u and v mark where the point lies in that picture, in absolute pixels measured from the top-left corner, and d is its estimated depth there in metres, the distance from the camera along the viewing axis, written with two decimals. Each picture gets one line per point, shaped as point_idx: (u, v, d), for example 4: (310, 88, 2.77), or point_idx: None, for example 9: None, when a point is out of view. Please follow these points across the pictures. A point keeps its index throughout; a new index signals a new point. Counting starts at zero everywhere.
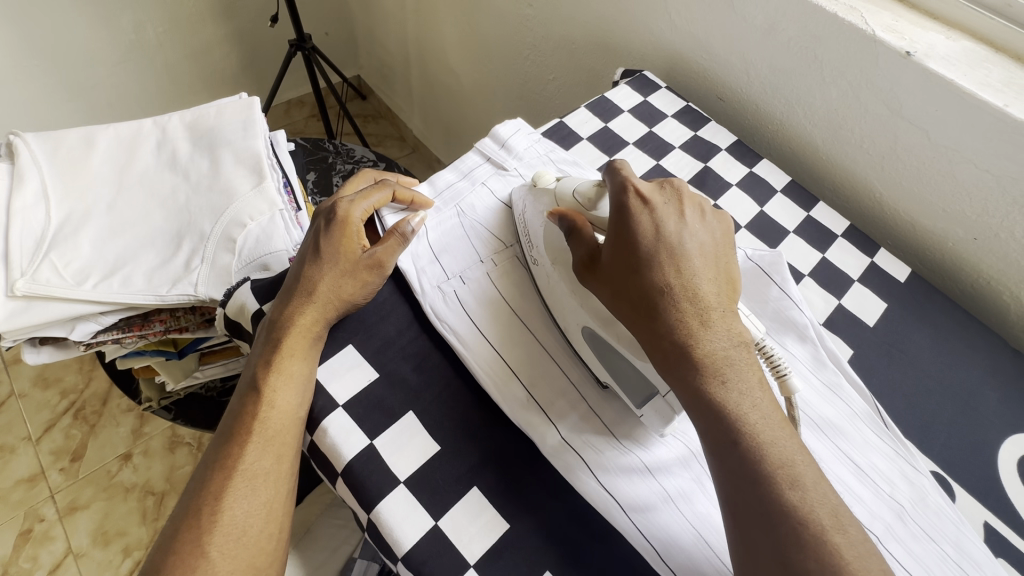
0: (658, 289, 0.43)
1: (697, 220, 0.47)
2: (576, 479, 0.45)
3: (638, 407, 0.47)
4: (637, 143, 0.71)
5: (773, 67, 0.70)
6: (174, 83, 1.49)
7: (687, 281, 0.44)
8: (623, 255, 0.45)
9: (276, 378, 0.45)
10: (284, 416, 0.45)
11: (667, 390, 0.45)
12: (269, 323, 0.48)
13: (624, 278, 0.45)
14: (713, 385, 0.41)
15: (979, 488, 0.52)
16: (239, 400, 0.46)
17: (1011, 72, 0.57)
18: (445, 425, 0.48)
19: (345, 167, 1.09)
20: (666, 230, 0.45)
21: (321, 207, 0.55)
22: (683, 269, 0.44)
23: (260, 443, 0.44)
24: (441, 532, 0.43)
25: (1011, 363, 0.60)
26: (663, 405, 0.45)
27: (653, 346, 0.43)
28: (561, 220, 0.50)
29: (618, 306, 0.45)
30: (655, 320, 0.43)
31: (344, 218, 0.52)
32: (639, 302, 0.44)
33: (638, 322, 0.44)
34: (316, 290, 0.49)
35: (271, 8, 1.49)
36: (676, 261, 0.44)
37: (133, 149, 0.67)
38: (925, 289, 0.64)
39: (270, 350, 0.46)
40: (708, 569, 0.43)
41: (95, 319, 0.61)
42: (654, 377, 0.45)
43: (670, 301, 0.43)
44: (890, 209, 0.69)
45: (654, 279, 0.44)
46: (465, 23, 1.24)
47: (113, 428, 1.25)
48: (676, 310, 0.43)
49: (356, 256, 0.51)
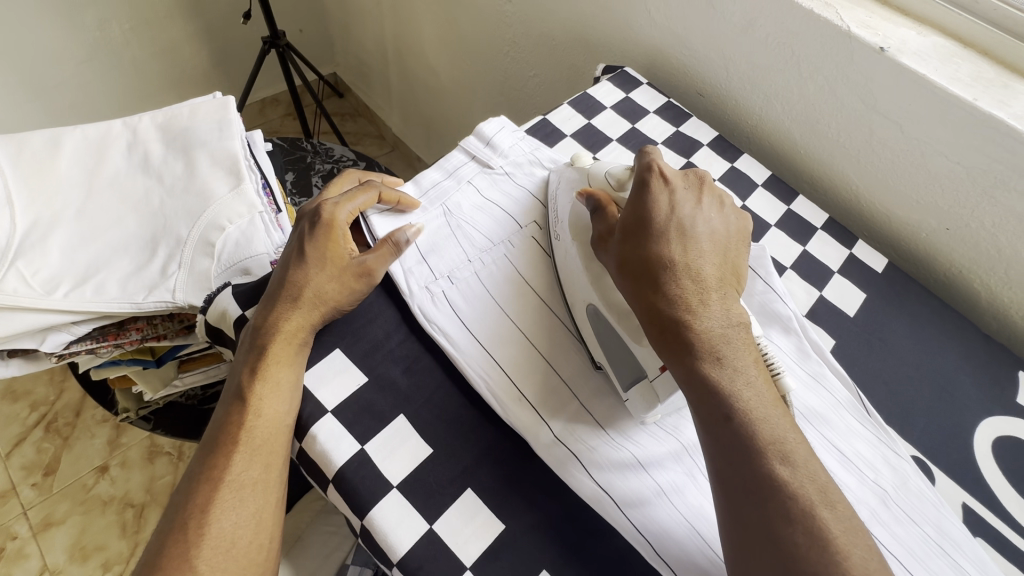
0: (662, 263, 0.45)
1: (714, 212, 0.48)
2: (570, 476, 0.45)
3: (624, 390, 0.48)
4: (620, 140, 0.71)
5: (751, 63, 0.71)
6: (141, 80, 1.43)
7: (697, 260, 0.45)
8: (635, 229, 0.47)
9: (264, 386, 0.44)
10: (270, 425, 0.44)
11: (655, 375, 0.46)
12: (253, 329, 0.47)
13: (631, 250, 0.46)
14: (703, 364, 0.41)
15: (957, 470, 0.53)
16: (224, 408, 0.45)
17: (979, 67, 0.59)
18: (435, 427, 0.47)
19: (324, 166, 1.08)
20: (680, 211, 0.47)
21: (304, 210, 0.54)
22: (690, 248, 0.45)
23: (247, 453, 0.43)
24: (436, 535, 0.43)
25: (986, 348, 0.62)
26: (647, 390, 0.46)
27: (654, 315, 0.44)
28: (588, 200, 0.52)
29: (620, 278, 0.47)
30: (656, 287, 0.44)
31: (331, 221, 0.51)
32: (639, 272, 0.45)
33: (635, 292, 0.45)
34: (303, 294, 0.48)
35: (242, 4, 1.45)
36: (684, 240, 0.46)
37: (102, 152, 0.65)
38: (902, 279, 0.65)
39: (255, 357, 0.45)
40: (704, 562, 0.44)
41: (68, 330, 0.58)
42: (647, 362, 0.46)
43: (671, 275, 0.44)
44: (866, 202, 0.71)
45: (663, 253, 0.45)
46: (444, 19, 1.22)
47: (88, 440, 1.21)
48: (677, 283, 0.44)
49: (342, 261, 0.50)
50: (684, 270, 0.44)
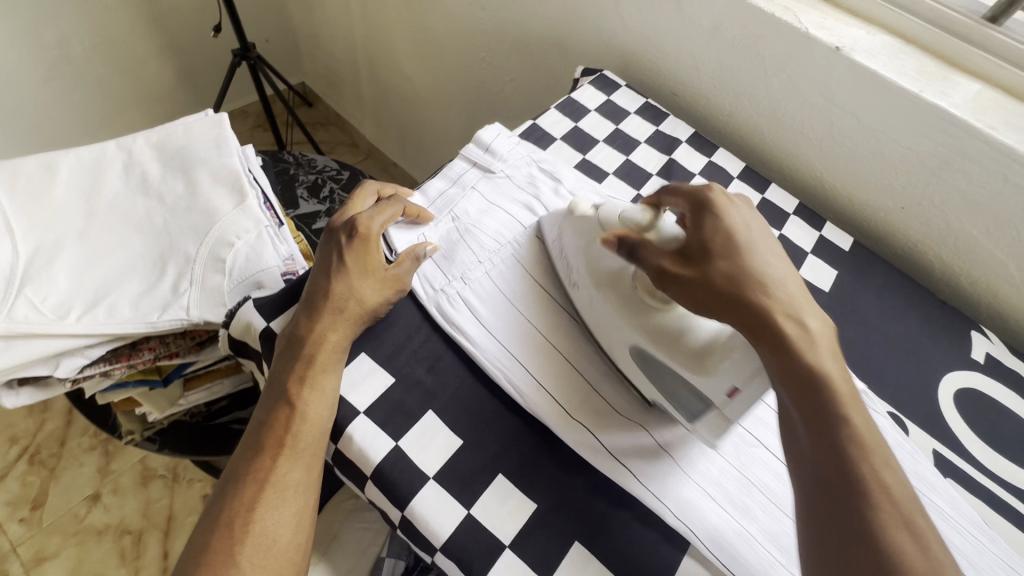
0: (751, 278, 0.44)
1: (752, 213, 0.48)
2: (586, 451, 0.49)
3: (688, 420, 0.49)
4: (606, 140, 0.75)
5: (721, 64, 0.77)
6: (103, 97, 1.39)
7: (777, 270, 0.45)
8: (717, 243, 0.45)
9: (310, 392, 0.47)
10: (314, 430, 0.46)
11: (724, 404, 0.46)
12: (295, 338, 0.49)
13: (716, 272, 0.44)
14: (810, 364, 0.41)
15: (926, 422, 0.60)
16: (267, 412, 0.47)
17: (921, 62, 0.66)
18: (463, 420, 0.50)
19: (308, 178, 1.09)
20: (749, 229, 0.47)
21: (337, 221, 0.56)
22: (768, 263, 0.45)
23: (291, 457, 0.45)
24: (474, 519, 0.46)
25: (943, 312, 0.69)
26: (717, 419, 0.47)
27: (756, 327, 0.42)
28: (619, 243, 0.50)
29: (705, 301, 0.44)
30: (753, 301, 0.43)
31: (368, 234, 0.54)
32: (732, 290, 0.44)
33: (732, 311, 0.43)
34: (343, 304, 0.50)
35: (207, 17, 1.43)
36: (761, 255, 0.46)
37: (99, 175, 0.65)
38: (866, 256, 0.72)
39: (300, 365, 0.47)
40: (720, 522, 0.47)
41: (82, 353, 0.58)
42: (710, 393, 0.46)
43: (762, 290, 0.43)
44: (831, 188, 0.77)
45: (750, 265, 0.44)
46: (417, 27, 1.24)
47: (76, 470, 1.18)
48: (768, 296, 0.43)
49: (375, 271, 0.53)
50: (772, 278, 0.44)
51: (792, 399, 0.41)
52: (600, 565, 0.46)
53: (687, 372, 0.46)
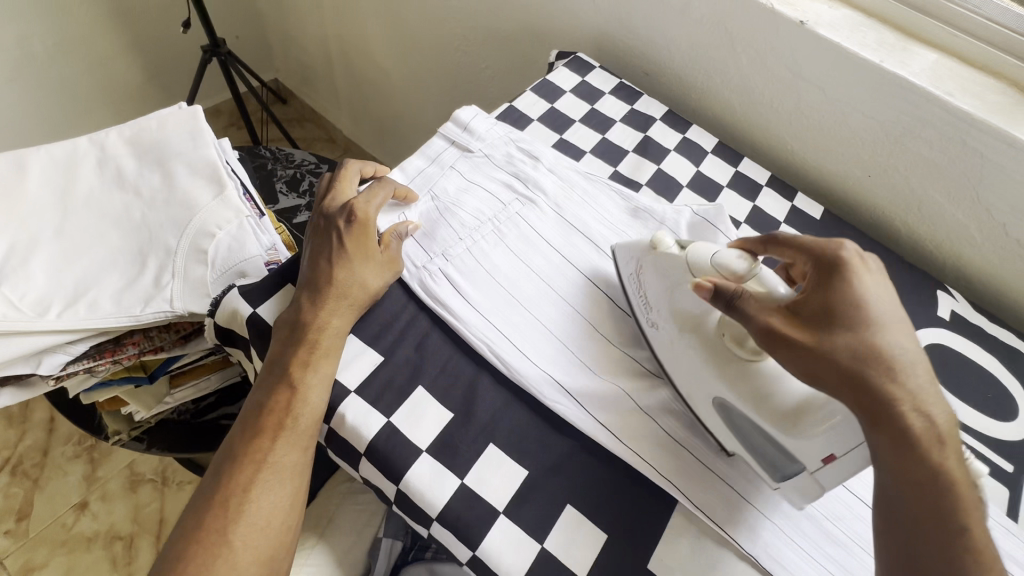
0: (875, 354, 0.39)
1: (886, 281, 0.43)
2: (569, 414, 0.51)
3: (774, 480, 0.47)
4: (582, 120, 0.76)
5: (691, 42, 0.78)
6: (69, 99, 1.36)
7: (907, 346, 0.40)
8: (843, 316, 0.41)
9: (312, 377, 0.48)
10: (313, 414, 0.47)
11: (816, 467, 0.42)
12: (296, 322, 0.50)
13: (831, 340, 0.40)
14: (938, 459, 0.38)
15: None
16: (264, 394, 0.48)
17: (881, 34, 0.68)
18: (452, 394, 0.51)
19: (286, 172, 1.08)
20: (876, 297, 0.42)
21: (333, 208, 0.57)
22: (896, 336, 0.40)
23: (289, 440, 0.47)
24: (468, 488, 0.47)
25: (910, 273, 0.71)
26: (808, 481, 0.44)
27: (888, 416, 0.38)
28: (718, 291, 0.44)
29: (816, 377, 0.40)
30: (885, 387, 0.38)
31: (365, 220, 0.55)
32: (848, 369, 0.39)
33: (857, 396, 0.39)
34: (344, 291, 0.52)
35: (173, 13, 1.41)
36: (889, 328, 0.40)
37: (72, 171, 0.64)
38: (837, 223, 0.75)
39: (302, 349, 0.49)
40: (696, 472, 0.50)
41: (64, 350, 0.57)
42: (801, 456, 0.43)
43: (883, 373, 0.39)
44: (802, 160, 0.79)
45: (879, 342, 0.40)
46: (389, 17, 1.24)
47: (61, 479, 1.16)
48: (893, 378, 0.39)
49: (374, 257, 0.54)
50: (904, 362, 0.39)
51: (895, 469, 0.38)
52: (594, 526, 0.47)
53: (774, 429, 0.43)
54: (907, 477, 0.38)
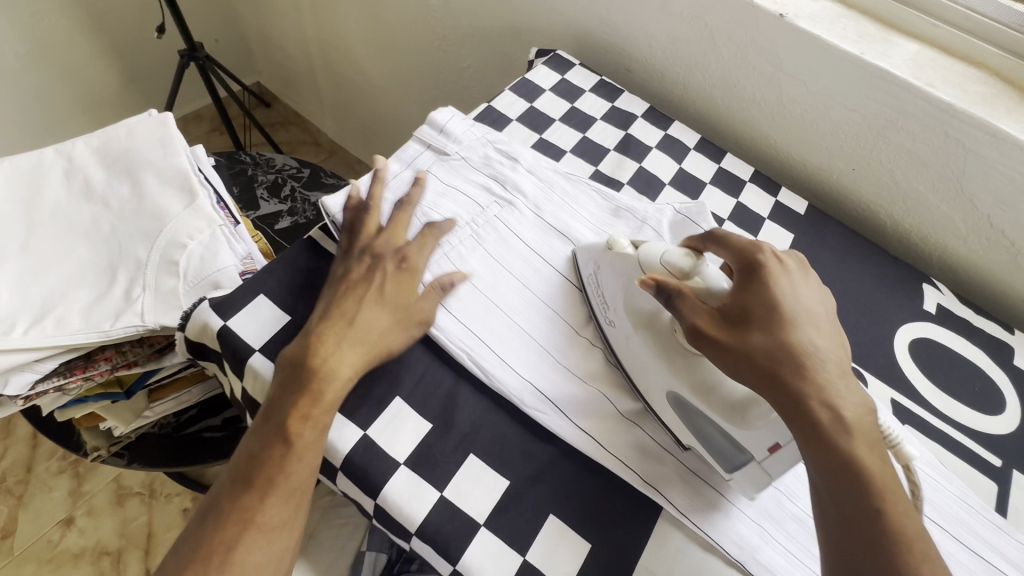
0: (797, 348, 0.39)
1: (808, 282, 0.44)
2: (551, 422, 0.50)
3: (727, 471, 0.47)
4: (562, 119, 0.75)
5: (671, 37, 0.77)
6: (45, 108, 1.33)
7: (821, 345, 0.40)
8: (759, 314, 0.41)
9: (312, 430, 0.44)
10: (308, 469, 0.44)
11: (763, 456, 0.42)
12: (299, 366, 0.46)
13: (754, 335, 0.41)
14: (854, 451, 0.36)
15: (884, 372, 0.62)
16: (257, 442, 0.45)
17: (862, 25, 0.68)
18: (431, 404, 0.50)
19: (267, 178, 1.07)
20: (800, 296, 0.42)
21: (366, 248, 0.54)
22: (814, 331, 0.41)
23: (281, 497, 0.43)
24: (447, 501, 0.46)
25: (894, 267, 0.71)
26: (756, 471, 0.44)
27: (797, 409, 0.38)
28: (660, 290, 0.46)
29: (740, 371, 0.41)
30: (795, 382, 0.38)
31: (412, 268, 0.53)
32: (766, 363, 0.39)
33: (771, 389, 0.39)
34: (358, 335, 0.49)
35: (150, 17, 1.39)
36: (807, 324, 0.41)
37: (39, 183, 0.63)
38: (821, 218, 0.74)
39: (303, 398, 0.45)
40: (681, 478, 0.49)
41: (32, 368, 0.55)
42: (747, 444, 0.43)
43: (803, 365, 0.39)
44: (785, 154, 0.79)
45: (795, 338, 0.40)
46: (369, 18, 1.22)
47: (45, 495, 1.14)
48: (812, 371, 0.39)
49: (408, 306, 0.52)
50: (815, 358, 0.39)
51: (814, 456, 0.37)
52: (576, 535, 0.46)
53: (722, 421, 0.44)
54: (828, 468, 0.36)
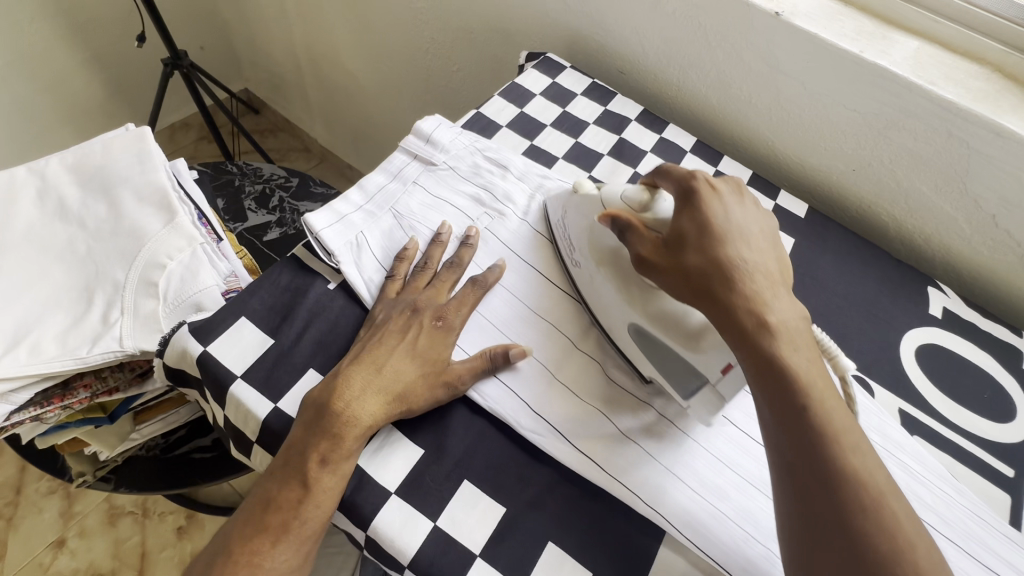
0: (731, 264, 0.42)
1: (740, 202, 0.47)
2: (551, 446, 0.48)
3: (683, 398, 0.48)
4: (554, 124, 0.73)
5: (664, 38, 0.75)
6: (27, 121, 1.31)
7: (751, 258, 0.43)
8: (694, 234, 0.44)
9: (331, 478, 0.43)
10: (320, 521, 0.42)
11: (717, 378, 0.45)
12: (323, 410, 0.44)
13: (694, 256, 0.44)
14: (778, 350, 0.39)
15: (890, 379, 0.60)
16: (271, 482, 0.43)
17: (860, 23, 0.66)
18: (423, 429, 0.48)
19: (254, 188, 1.04)
20: (734, 215, 0.45)
21: (404, 298, 0.52)
22: (746, 247, 0.44)
23: (290, 544, 0.42)
24: (441, 531, 0.44)
25: (898, 269, 0.69)
26: (710, 395, 0.46)
27: (729, 320, 0.41)
28: (614, 222, 0.49)
29: (684, 291, 0.44)
30: (725, 293, 0.42)
31: (450, 327, 0.51)
32: (701, 279, 0.43)
33: (703, 301, 0.43)
34: (382, 382, 0.46)
35: (132, 26, 1.36)
36: (740, 239, 0.44)
37: (12, 204, 0.60)
38: (822, 221, 0.72)
39: (324, 444, 0.43)
40: (693, 506, 0.46)
41: (6, 400, 0.53)
42: (701, 367, 0.46)
43: (736, 279, 0.42)
44: (783, 156, 0.77)
45: (727, 254, 0.43)
46: (356, 22, 1.19)
47: (36, 517, 1.12)
48: (745, 284, 0.42)
49: (438, 361, 0.49)
50: (746, 270, 0.42)
51: (769, 400, 0.38)
52: (576, 563, 0.44)
53: (681, 349, 0.47)
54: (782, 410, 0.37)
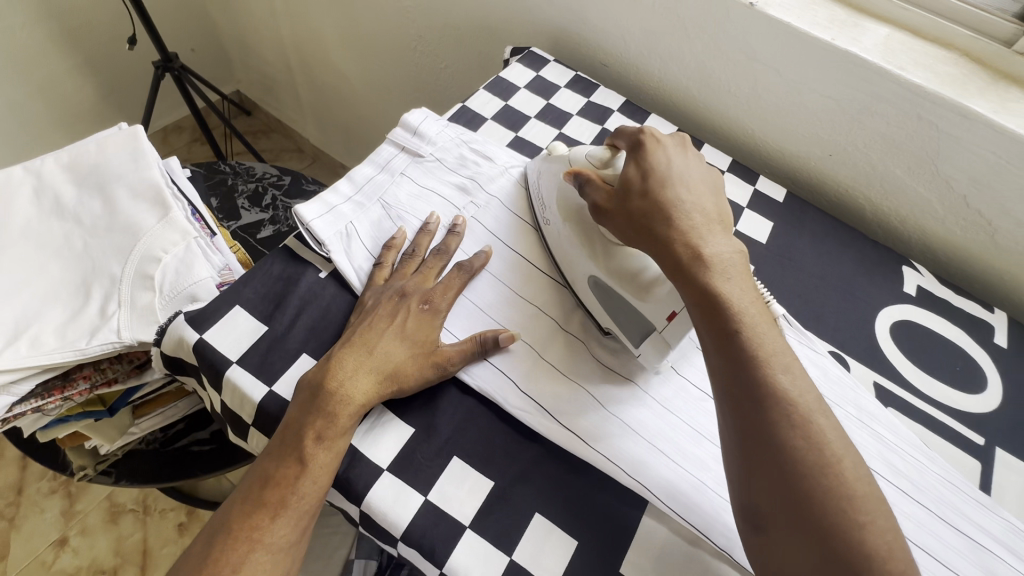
0: (672, 206, 0.47)
1: (685, 155, 0.52)
2: (537, 423, 0.50)
3: (636, 346, 0.52)
4: (538, 116, 0.75)
5: (644, 30, 0.77)
6: (20, 126, 1.32)
7: (689, 200, 0.48)
8: (641, 182, 0.49)
9: (326, 455, 0.44)
10: (316, 495, 0.44)
11: (663, 326, 0.49)
12: (318, 390, 0.46)
13: (639, 200, 0.48)
14: (711, 282, 0.44)
15: (866, 354, 0.62)
16: (268, 461, 0.45)
17: (833, 11, 0.68)
18: (414, 409, 0.50)
19: (247, 187, 1.06)
20: (676, 165, 0.50)
21: (393, 283, 0.54)
22: (688, 192, 0.49)
23: (289, 519, 0.44)
24: (432, 505, 0.46)
25: (873, 250, 0.71)
26: (658, 341, 0.50)
27: (666, 253, 0.46)
28: (576, 178, 0.54)
29: (631, 233, 0.49)
30: (666, 231, 0.47)
31: (436, 310, 0.53)
32: (644, 220, 0.48)
33: (644, 239, 0.47)
34: (374, 363, 0.48)
35: (123, 29, 1.37)
36: (680, 185, 0.49)
37: (9, 202, 0.62)
38: (800, 205, 0.74)
39: (319, 421, 0.45)
40: (677, 479, 0.48)
41: (8, 391, 0.54)
42: (650, 315, 0.49)
43: (674, 218, 0.47)
44: (763, 143, 0.79)
45: (668, 198, 0.48)
46: (344, 22, 1.21)
47: (37, 516, 1.13)
48: (683, 222, 0.47)
49: (426, 342, 0.50)
50: (683, 210, 0.47)
51: (716, 343, 0.42)
52: (562, 532, 0.46)
53: (633, 300, 0.51)
54: (732, 357, 0.41)
